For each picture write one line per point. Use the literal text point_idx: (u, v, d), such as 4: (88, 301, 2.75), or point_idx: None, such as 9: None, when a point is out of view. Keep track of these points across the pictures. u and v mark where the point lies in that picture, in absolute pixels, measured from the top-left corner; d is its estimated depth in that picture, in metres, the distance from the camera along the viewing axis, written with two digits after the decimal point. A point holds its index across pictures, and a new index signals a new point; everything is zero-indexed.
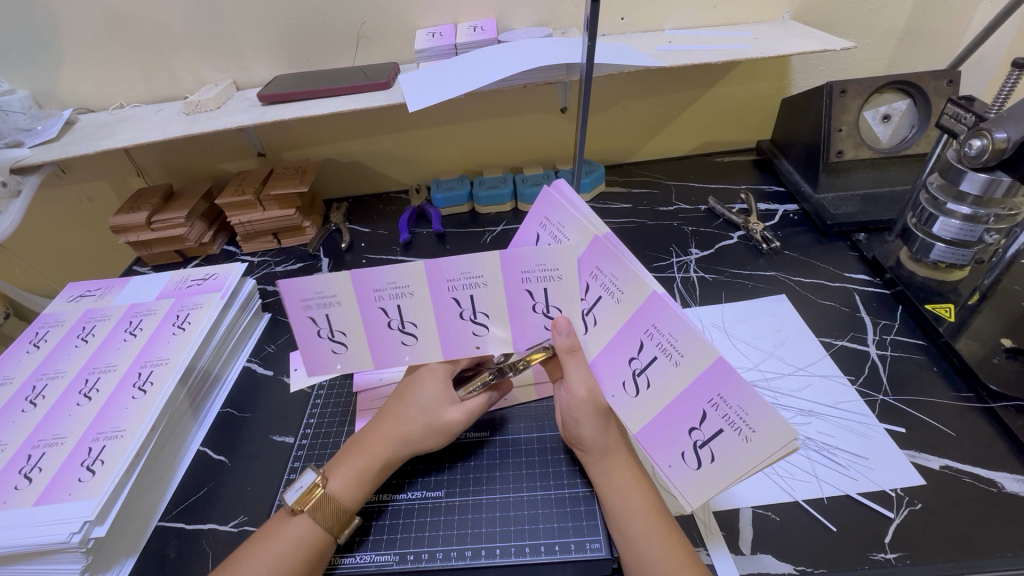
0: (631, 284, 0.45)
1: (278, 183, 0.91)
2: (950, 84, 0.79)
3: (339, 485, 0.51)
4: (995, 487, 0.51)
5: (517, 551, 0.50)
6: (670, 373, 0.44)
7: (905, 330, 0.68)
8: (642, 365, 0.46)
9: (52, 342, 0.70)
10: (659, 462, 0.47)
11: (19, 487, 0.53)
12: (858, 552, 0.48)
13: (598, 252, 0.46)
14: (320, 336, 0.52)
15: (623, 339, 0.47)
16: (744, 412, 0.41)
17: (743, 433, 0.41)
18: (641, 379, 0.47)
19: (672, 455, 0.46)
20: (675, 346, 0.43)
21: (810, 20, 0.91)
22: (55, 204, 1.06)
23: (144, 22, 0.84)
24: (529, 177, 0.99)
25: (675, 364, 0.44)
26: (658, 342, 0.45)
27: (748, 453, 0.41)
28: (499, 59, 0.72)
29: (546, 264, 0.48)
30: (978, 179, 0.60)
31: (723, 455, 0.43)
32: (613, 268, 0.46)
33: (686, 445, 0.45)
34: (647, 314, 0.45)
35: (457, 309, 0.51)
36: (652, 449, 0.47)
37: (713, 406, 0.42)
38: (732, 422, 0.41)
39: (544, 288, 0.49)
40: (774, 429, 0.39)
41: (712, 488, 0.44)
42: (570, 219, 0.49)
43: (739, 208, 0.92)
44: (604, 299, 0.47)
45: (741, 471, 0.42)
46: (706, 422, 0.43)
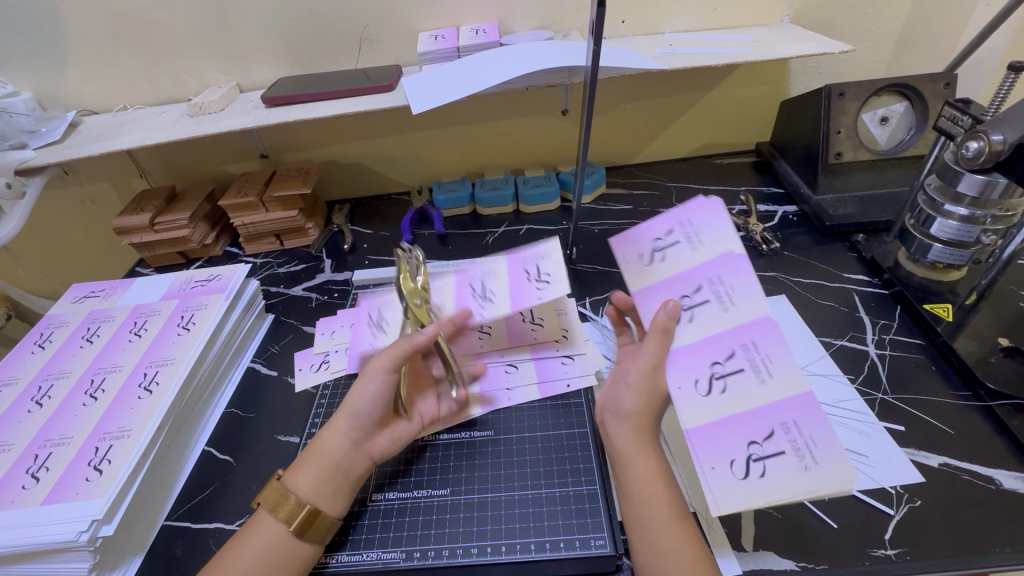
0: (752, 299, 0.47)
1: (281, 185, 0.91)
2: (947, 86, 0.80)
3: (296, 474, 0.52)
4: (993, 484, 0.52)
5: (522, 548, 0.50)
6: (752, 388, 0.45)
7: (904, 330, 0.69)
8: (725, 372, 0.46)
9: (57, 343, 0.71)
10: (700, 460, 0.44)
11: (27, 486, 0.53)
12: (858, 548, 0.48)
13: (724, 263, 0.48)
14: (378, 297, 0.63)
15: (707, 343, 0.47)
16: (812, 443, 0.43)
17: (805, 462, 0.42)
18: (717, 382, 0.46)
19: (718, 458, 0.44)
20: (768, 366, 0.45)
21: (809, 24, 0.92)
22: (58, 206, 1.06)
23: (148, 24, 0.85)
24: (530, 178, 1.00)
25: (761, 381, 0.45)
26: (751, 359, 0.46)
27: (806, 480, 0.41)
28: (502, 61, 0.72)
29: (686, 242, 0.50)
30: (976, 180, 0.62)
31: (774, 474, 0.42)
32: (737, 284, 0.48)
33: (739, 454, 0.44)
34: (755, 333, 0.46)
35: (470, 290, 0.60)
36: (698, 447, 0.44)
37: (782, 429, 0.43)
38: (798, 449, 0.43)
39: (664, 258, 0.51)
40: (838, 463, 0.41)
41: (749, 501, 0.42)
42: (712, 228, 0.49)
43: (739, 210, 0.93)
44: (711, 304, 0.48)
45: (792, 495, 0.41)
46: (770, 441, 0.43)
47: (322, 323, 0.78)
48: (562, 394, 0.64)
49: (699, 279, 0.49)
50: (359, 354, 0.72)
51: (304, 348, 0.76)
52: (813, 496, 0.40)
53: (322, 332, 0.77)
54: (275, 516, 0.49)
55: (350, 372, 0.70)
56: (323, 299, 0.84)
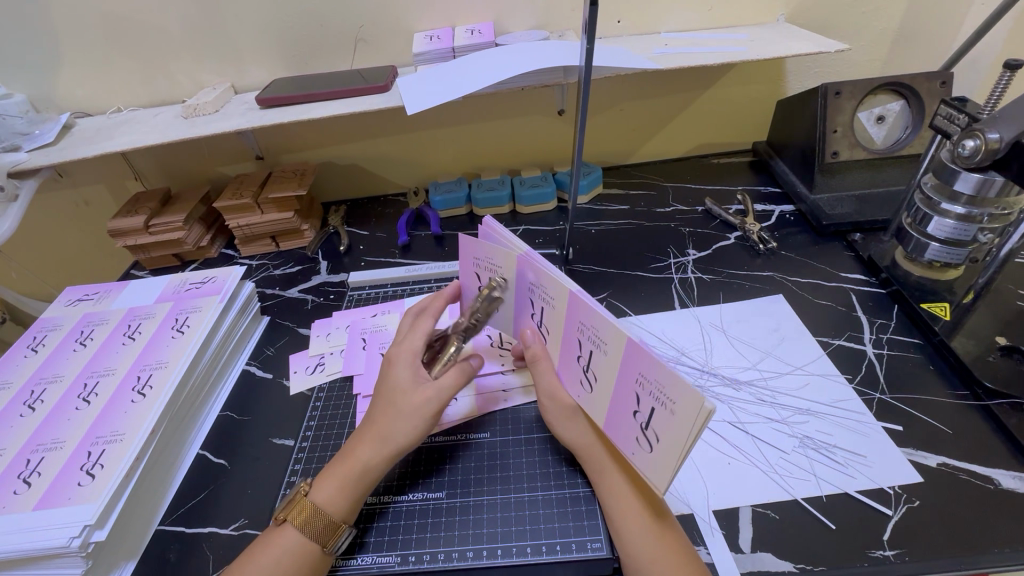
0: (609, 332, 0.44)
1: (277, 187, 0.91)
2: (943, 85, 0.80)
3: (323, 493, 0.50)
4: (991, 483, 0.52)
5: (518, 551, 0.50)
6: (668, 422, 0.41)
7: (901, 328, 0.69)
8: (645, 417, 0.43)
9: (50, 347, 0.70)
10: (625, 450, 0.47)
11: (19, 492, 0.53)
12: (857, 549, 0.48)
13: (523, 271, 0.52)
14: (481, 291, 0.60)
15: (566, 336, 0.50)
16: (664, 388, 0.41)
17: (669, 407, 0.41)
18: (590, 374, 0.49)
19: (631, 443, 0.46)
20: (664, 392, 0.40)
21: (805, 23, 0.92)
22: (53, 208, 1.06)
23: (142, 25, 0.84)
24: (526, 179, 0.99)
25: (671, 412, 0.41)
26: (649, 390, 0.42)
27: (678, 420, 0.40)
28: (498, 61, 0.72)
29: (547, 291, 0.50)
30: (972, 179, 0.61)
31: (667, 436, 0.42)
32: (593, 320, 0.46)
33: (637, 430, 0.45)
34: (573, 313, 0.48)
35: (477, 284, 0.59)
36: (617, 439, 0.48)
37: (640, 385, 0.43)
38: (658, 398, 0.41)
39: (544, 308, 0.52)
40: (688, 400, 0.39)
41: (663, 474, 0.43)
42: (548, 281, 0.49)
43: (736, 209, 0.93)
44: (596, 352, 0.47)
45: (681, 448, 0.40)
46: (642, 404, 0.43)
47: (317, 326, 0.78)
48: None
49: (575, 331, 0.49)
50: (355, 356, 0.71)
51: (299, 350, 0.76)
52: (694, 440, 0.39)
53: (318, 334, 0.76)
54: (304, 527, 0.48)
55: (346, 375, 0.69)
56: (319, 301, 0.84)
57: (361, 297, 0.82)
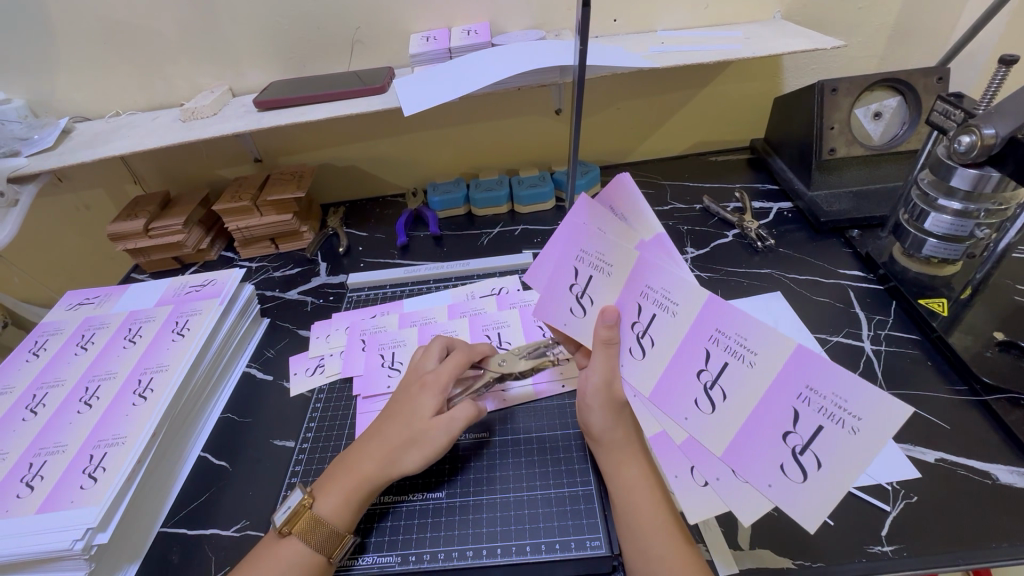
0: (767, 344, 0.39)
1: (275, 189, 0.91)
2: (940, 81, 0.80)
3: (328, 505, 0.50)
4: (989, 478, 0.52)
5: (518, 550, 0.50)
6: (844, 443, 0.37)
7: (899, 325, 0.69)
8: (803, 440, 0.38)
9: (51, 351, 0.70)
10: (757, 482, 0.41)
11: (21, 495, 0.53)
12: (854, 545, 0.48)
13: (575, 234, 0.48)
14: (570, 290, 0.50)
15: (620, 305, 0.47)
16: (838, 399, 0.36)
17: (847, 425, 0.36)
18: (645, 339, 0.46)
19: (770, 472, 0.40)
20: (844, 407, 0.36)
21: (801, 19, 0.92)
22: (53, 213, 1.06)
23: (139, 30, 0.85)
24: (524, 178, 0.99)
25: (851, 430, 0.36)
26: (818, 407, 0.37)
27: (859, 444, 0.36)
28: (494, 62, 0.72)
29: (670, 292, 0.43)
30: (968, 174, 0.61)
31: (830, 455, 0.37)
32: (740, 326, 0.40)
33: (783, 455, 0.39)
34: (640, 275, 0.44)
35: (571, 280, 0.50)
36: (744, 468, 0.41)
37: (714, 342, 0.42)
38: (830, 415, 0.37)
39: (654, 314, 0.45)
40: (884, 412, 0.35)
41: (825, 502, 0.38)
42: (676, 284, 0.43)
43: (734, 207, 0.93)
44: (730, 364, 0.41)
45: (856, 470, 0.36)
46: (801, 423, 0.38)
47: (317, 327, 0.78)
48: (559, 394, 0.64)
49: (700, 342, 0.43)
50: (354, 357, 0.72)
51: (300, 352, 0.76)
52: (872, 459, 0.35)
53: (317, 336, 0.77)
54: (307, 538, 0.48)
55: (346, 376, 0.70)
56: (319, 303, 0.84)
57: (361, 298, 0.83)
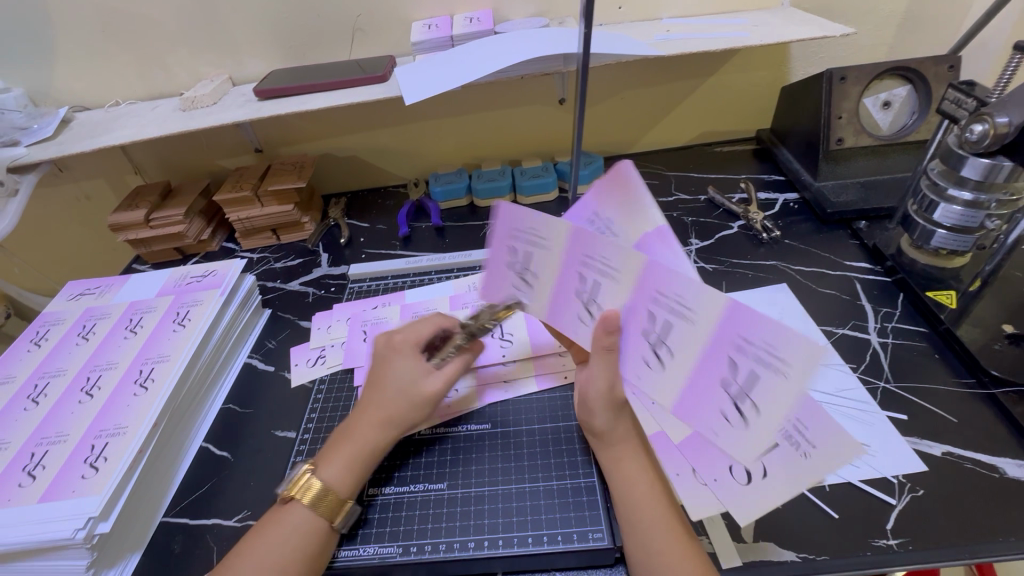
0: (699, 300, 0.39)
1: (276, 179, 0.90)
2: (951, 69, 0.78)
3: (329, 472, 0.51)
4: (996, 472, 0.51)
5: (520, 541, 0.50)
6: (778, 389, 0.37)
7: (906, 317, 0.68)
8: (742, 387, 0.39)
9: (53, 341, 0.70)
10: (705, 426, 0.43)
11: (23, 485, 0.53)
12: (859, 538, 0.48)
13: (508, 214, 0.49)
14: (513, 267, 0.53)
15: (564, 277, 0.48)
16: (770, 346, 0.36)
17: (779, 371, 0.36)
18: (662, 348, 0.44)
19: (716, 416, 0.42)
20: (773, 355, 0.36)
21: (810, 7, 0.90)
22: (54, 204, 1.06)
23: (137, 18, 0.84)
24: (527, 169, 0.98)
25: (782, 375, 0.36)
26: (752, 355, 0.38)
27: (791, 386, 0.36)
28: (496, 50, 0.71)
29: (608, 259, 0.44)
30: (980, 164, 0.60)
31: (778, 466, 0.39)
32: (675, 286, 0.40)
33: (726, 401, 0.41)
34: (576, 245, 0.45)
35: (512, 258, 0.52)
36: (694, 416, 0.44)
37: (655, 304, 0.42)
38: (762, 360, 0.37)
39: (597, 282, 0.46)
40: (807, 354, 0.34)
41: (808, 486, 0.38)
42: (611, 250, 0.43)
43: (739, 198, 0.92)
44: (674, 323, 0.42)
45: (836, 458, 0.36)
46: (738, 371, 0.39)
47: (318, 318, 0.78)
48: (561, 385, 0.64)
49: (644, 304, 0.43)
50: (355, 348, 0.71)
51: (301, 343, 0.76)
52: (813, 483, 0.37)
53: (319, 327, 0.76)
54: (310, 503, 0.49)
55: (347, 367, 0.69)
56: (320, 294, 0.84)
57: (362, 289, 0.82)
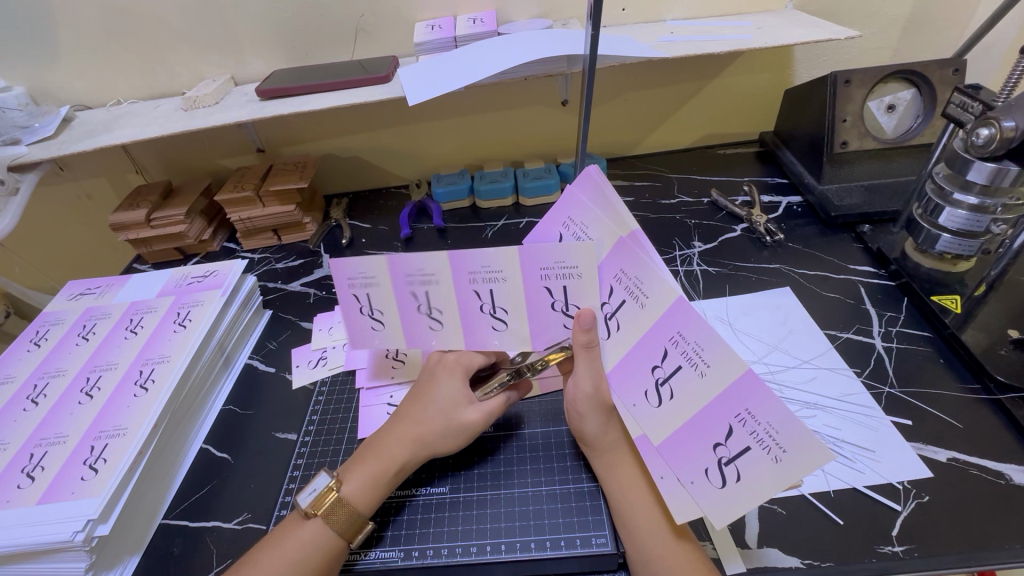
0: (656, 287, 0.42)
1: (278, 179, 0.90)
2: (956, 73, 0.78)
3: (355, 488, 0.50)
4: (1002, 478, 0.51)
5: (522, 547, 0.50)
6: (695, 384, 0.42)
7: (911, 321, 0.68)
8: (666, 374, 0.44)
9: (53, 341, 0.70)
10: (624, 401, 0.47)
11: (22, 486, 0.53)
12: (865, 545, 0.48)
13: (337, 267, 0.52)
14: (362, 313, 0.55)
15: (463, 300, 0.52)
16: (700, 347, 0.41)
17: (700, 369, 0.41)
18: (612, 322, 0.47)
19: (636, 395, 0.46)
20: (702, 356, 0.41)
21: (813, 10, 0.90)
22: (55, 202, 1.05)
23: (140, 18, 0.84)
24: (530, 170, 0.98)
25: (701, 374, 0.41)
26: (683, 351, 0.42)
27: (708, 385, 0.41)
28: (501, 50, 0.70)
29: (565, 262, 0.46)
30: (985, 168, 0.59)
31: (751, 473, 0.40)
32: (638, 271, 0.43)
33: (649, 383, 0.45)
34: (528, 263, 0.48)
35: (357, 305, 0.54)
36: (618, 389, 0.48)
37: (617, 281, 0.45)
38: (690, 358, 0.42)
39: (562, 286, 0.48)
40: (726, 361, 0.39)
41: (739, 509, 0.41)
42: (565, 249, 0.46)
43: (742, 201, 0.91)
44: (628, 303, 0.45)
45: (770, 492, 0.39)
46: (667, 360, 0.43)
47: (319, 320, 0.78)
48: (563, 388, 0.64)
49: (606, 280, 0.46)
50: (356, 350, 0.71)
51: (302, 344, 0.75)
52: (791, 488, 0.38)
53: (321, 328, 0.76)
54: (333, 522, 0.48)
55: (349, 368, 0.69)
56: (322, 295, 0.83)
57: None
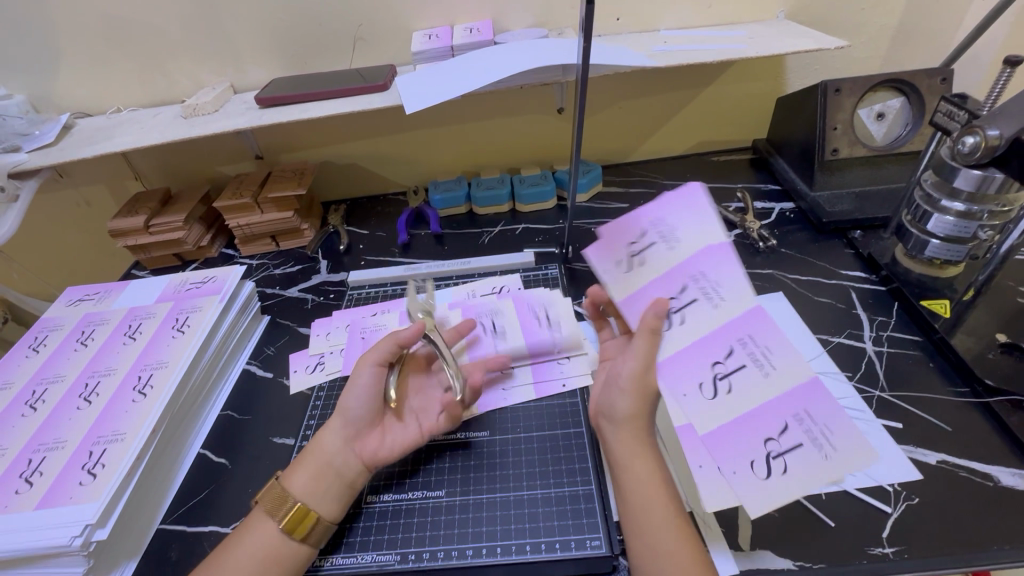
0: (737, 290, 0.45)
1: (276, 186, 0.91)
2: (943, 82, 0.79)
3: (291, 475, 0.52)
4: (991, 481, 0.52)
5: (517, 549, 0.50)
6: (758, 384, 0.43)
7: (902, 326, 0.69)
8: (727, 370, 0.44)
9: (51, 347, 0.70)
10: (672, 389, 0.45)
11: (20, 491, 0.53)
12: (855, 547, 0.48)
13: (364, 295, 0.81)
14: None
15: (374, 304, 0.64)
16: (769, 351, 0.44)
17: (765, 370, 0.43)
18: (675, 317, 0.46)
19: (686, 383, 0.45)
20: (770, 358, 0.43)
21: (804, 20, 0.92)
22: (53, 209, 1.06)
23: (141, 27, 0.85)
24: (527, 177, 0.99)
25: (765, 374, 0.43)
26: (751, 352, 0.44)
27: (772, 386, 0.43)
28: (497, 59, 0.72)
29: (670, 243, 0.47)
30: (972, 175, 0.61)
31: (796, 467, 0.41)
32: (723, 275, 0.45)
33: (705, 375, 0.45)
34: (623, 233, 0.50)
35: None
36: (669, 376, 0.46)
37: (694, 282, 0.46)
38: (757, 360, 0.44)
39: (645, 267, 0.48)
40: (793, 365, 0.43)
41: (784, 500, 0.40)
42: (674, 234, 0.47)
43: (736, 207, 0.92)
44: (699, 302, 0.46)
45: (818, 484, 0.40)
46: (732, 357, 0.44)
47: (316, 325, 0.78)
48: (559, 394, 0.64)
49: (681, 277, 0.46)
50: (355, 355, 0.71)
51: (300, 350, 0.76)
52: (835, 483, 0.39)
53: (318, 334, 0.77)
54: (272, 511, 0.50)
55: (346, 374, 0.70)
56: (319, 301, 0.84)
57: (360, 296, 0.83)
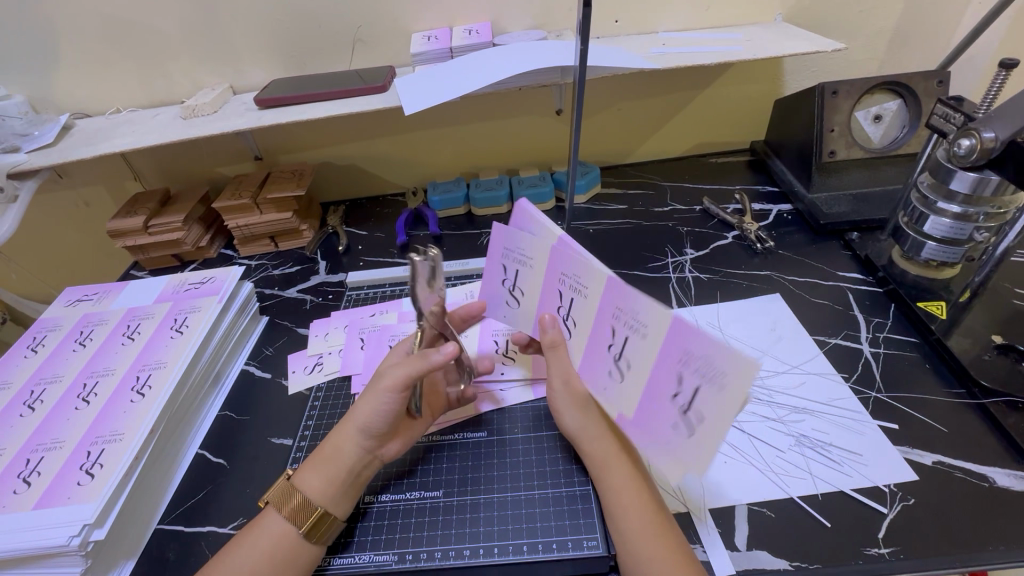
0: (652, 316, 0.45)
1: (275, 187, 0.91)
2: (940, 84, 0.80)
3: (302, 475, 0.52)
4: (986, 481, 0.52)
5: (513, 550, 0.50)
6: (714, 400, 0.42)
7: (899, 327, 0.69)
8: (687, 399, 0.44)
9: (50, 347, 0.70)
10: (600, 388, 0.52)
11: (18, 491, 0.53)
12: (852, 547, 0.48)
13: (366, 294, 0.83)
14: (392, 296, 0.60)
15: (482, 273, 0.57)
16: (711, 363, 0.41)
17: (716, 384, 0.41)
18: (622, 361, 0.49)
19: (606, 379, 0.51)
20: (713, 368, 0.41)
21: (801, 22, 0.92)
22: (52, 209, 1.06)
23: (140, 28, 0.85)
24: (525, 178, 1.00)
25: (720, 387, 0.41)
26: (695, 369, 0.43)
27: (727, 401, 0.41)
28: (496, 61, 0.72)
29: (578, 279, 0.50)
30: (968, 178, 0.61)
31: (710, 415, 0.42)
32: (632, 304, 0.46)
33: (675, 414, 0.45)
34: (551, 266, 0.52)
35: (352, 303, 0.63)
36: (591, 380, 0.53)
37: (616, 320, 0.48)
38: (704, 376, 0.42)
39: (572, 299, 0.52)
40: (737, 368, 0.40)
41: (707, 452, 0.43)
42: (578, 268, 0.49)
43: (734, 208, 0.93)
44: (632, 338, 0.47)
45: (726, 424, 0.41)
46: (683, 384, 0.44)
47: (315, 326, 0.79)
48: None
49: (607, 319, 0.49)
50: (353, 356, 0.72)
51: (298, 350, 0.76)
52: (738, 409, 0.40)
53: (316, 334, 0.77)
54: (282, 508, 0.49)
55: (344, 374, 0.70)
56: (318, 301, 0.84)
57: (359, 297, 0.83)
